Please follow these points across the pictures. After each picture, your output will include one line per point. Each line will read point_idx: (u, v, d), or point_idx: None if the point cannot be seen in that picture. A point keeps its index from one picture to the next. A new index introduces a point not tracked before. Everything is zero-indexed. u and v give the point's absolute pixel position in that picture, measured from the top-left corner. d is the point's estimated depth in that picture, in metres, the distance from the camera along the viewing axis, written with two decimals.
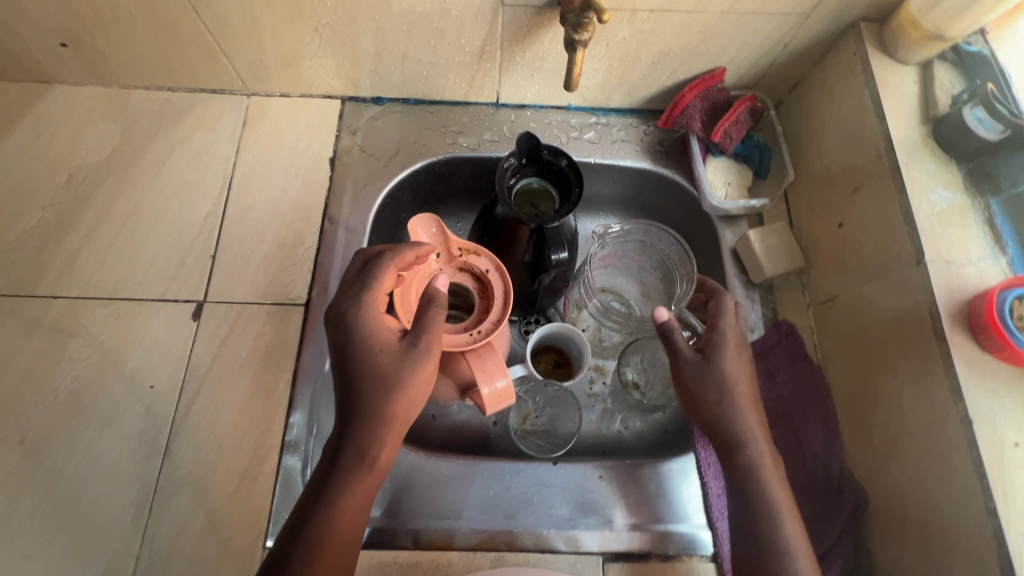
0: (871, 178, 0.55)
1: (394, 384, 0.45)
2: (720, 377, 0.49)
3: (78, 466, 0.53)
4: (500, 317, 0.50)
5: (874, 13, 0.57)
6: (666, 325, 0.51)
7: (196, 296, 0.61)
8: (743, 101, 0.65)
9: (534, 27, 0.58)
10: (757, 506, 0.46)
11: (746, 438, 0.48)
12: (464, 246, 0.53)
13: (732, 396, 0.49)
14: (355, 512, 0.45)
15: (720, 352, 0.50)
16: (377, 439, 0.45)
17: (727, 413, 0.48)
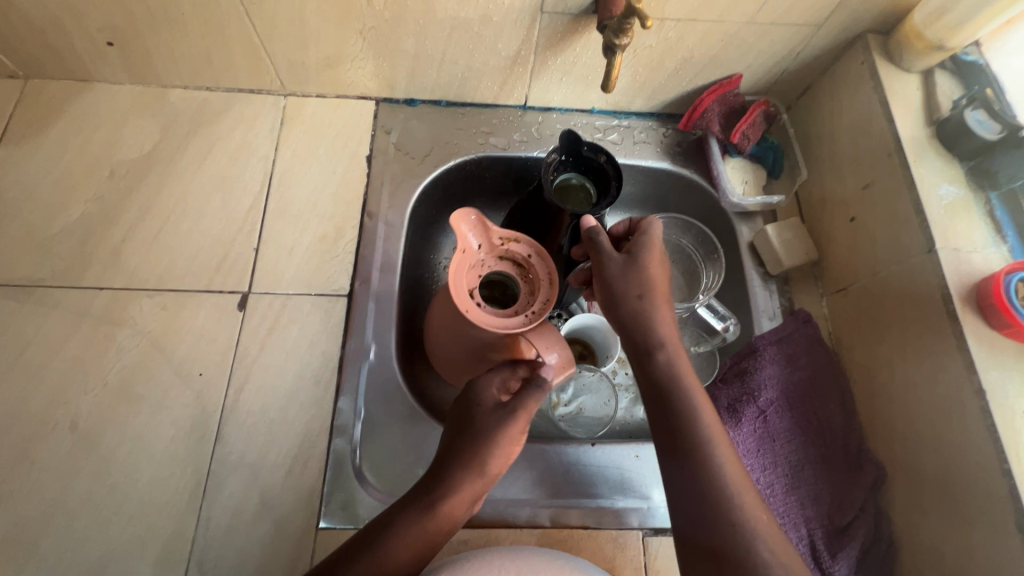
0: (881, 175, 0.60)
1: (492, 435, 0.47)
2: (623, 278, 0.51)
3: (131, 451, 0.54)
4: (551, 297, 0.52)
5: (880, 26, 0.63)
6: (592, 228, 0.52)
7: (241, 287, 0.62)
8: (757, 105, 0.70)
9: (569, 33, 0.62)
10: (674, 402, 0.47)
11: (655, 343, 0.49)
12: (504, 235, 0.54)
13: (652, 291, 0.50)
14: (406, 549, 0.44)
15: (644, 252, 0.52)
16: (454, 487, 0.47)
17: (638, 316, 0.50)
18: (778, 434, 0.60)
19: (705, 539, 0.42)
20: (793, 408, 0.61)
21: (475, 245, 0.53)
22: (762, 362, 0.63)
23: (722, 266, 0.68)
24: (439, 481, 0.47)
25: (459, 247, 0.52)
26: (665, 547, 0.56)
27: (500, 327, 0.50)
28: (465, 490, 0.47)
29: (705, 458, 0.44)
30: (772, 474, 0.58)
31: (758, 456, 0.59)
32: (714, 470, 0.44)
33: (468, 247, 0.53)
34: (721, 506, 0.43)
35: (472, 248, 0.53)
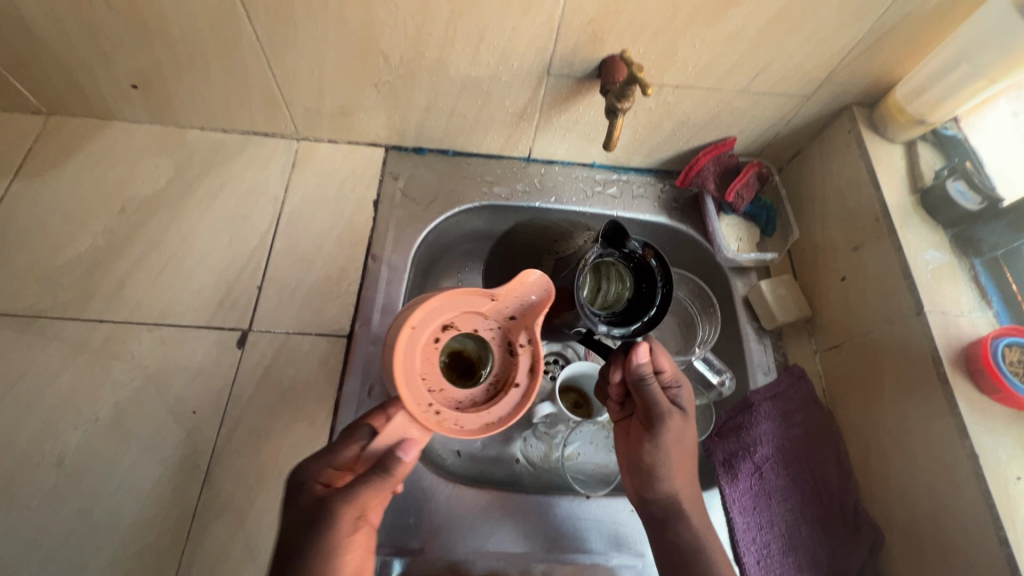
0: (870, 238, 0.63)
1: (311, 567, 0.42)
2: (672, 442, 0.54)
3: (118, 490, 0.53)
4: (465, 430, 0.44)
5: (865, 99, 0.67)
6: (647, 382, 0.52)
7: (241, 325, 0.63)
8: (751, 167, 0.73)
9: (573, 93, 0.66)
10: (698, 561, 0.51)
11: (684, 516, 0.54)
12: (534, 343, 0.47)
13: (687, 457, 0.55)
14: None
15: (685, 416, 0.55)
16: None
17: (674, 489, 0.54)
18: (774, 491, 0.60)
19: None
20: (789, 466, 0.61)
21: (508, 310, 0.48)
22: (757, 418, 0.64)
23: (717, 320, 0.70)
24: None
25: (499, 296, 0.48)
26: None
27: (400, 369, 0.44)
28: None
29: None
30: (768, 533, 0.58)
31: (754, 515, 0.59)
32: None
33: (502, 305, 0.48)
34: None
35: (506, 310, 0.48)
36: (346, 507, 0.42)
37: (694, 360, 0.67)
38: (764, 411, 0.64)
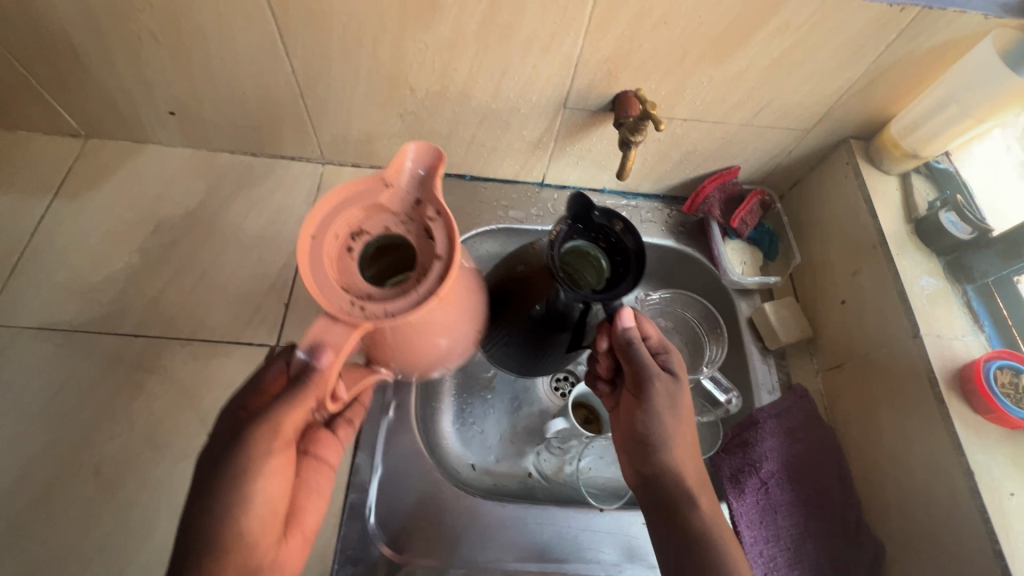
0: (867, 264, 0.66)
1: (223, 490, 0.39)
2: (662, 405, 0.52)
3: (152, 499, 0.56)
4: (397, 318, 0.38)
5: (862, 133, 0.71)
6: (634, 345, 0.52)
7: (270, 341, 0.65)
8: (754, 194, 0.77)
9: (588, 124, 0.70)
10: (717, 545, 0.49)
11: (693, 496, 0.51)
12: (444, 212, 0.41)
13: (683, 419, 0.53)
14: None
15: (675, 378, 0.54)
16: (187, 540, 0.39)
17: (677, 460, 0.52)
18: (780, 506, 0.63)
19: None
20: (794, 482, 0.64)
21: (406, 192, 0.42)
22: (763, 435, 0.66)
23: (724, 342, 0.72)
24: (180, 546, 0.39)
25: (391, 179, 0.42)
26: None
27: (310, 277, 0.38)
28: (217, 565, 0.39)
29: None
30: (775, 546, 0.61)
31: (761, 528, 0.61)
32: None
33: (399, 189, 0.42)
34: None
35: (405, 194, 0.42)
36: (260, 421, 0.41)
37: (702, 377, 0.70)
38: (768, 428, 0.67)
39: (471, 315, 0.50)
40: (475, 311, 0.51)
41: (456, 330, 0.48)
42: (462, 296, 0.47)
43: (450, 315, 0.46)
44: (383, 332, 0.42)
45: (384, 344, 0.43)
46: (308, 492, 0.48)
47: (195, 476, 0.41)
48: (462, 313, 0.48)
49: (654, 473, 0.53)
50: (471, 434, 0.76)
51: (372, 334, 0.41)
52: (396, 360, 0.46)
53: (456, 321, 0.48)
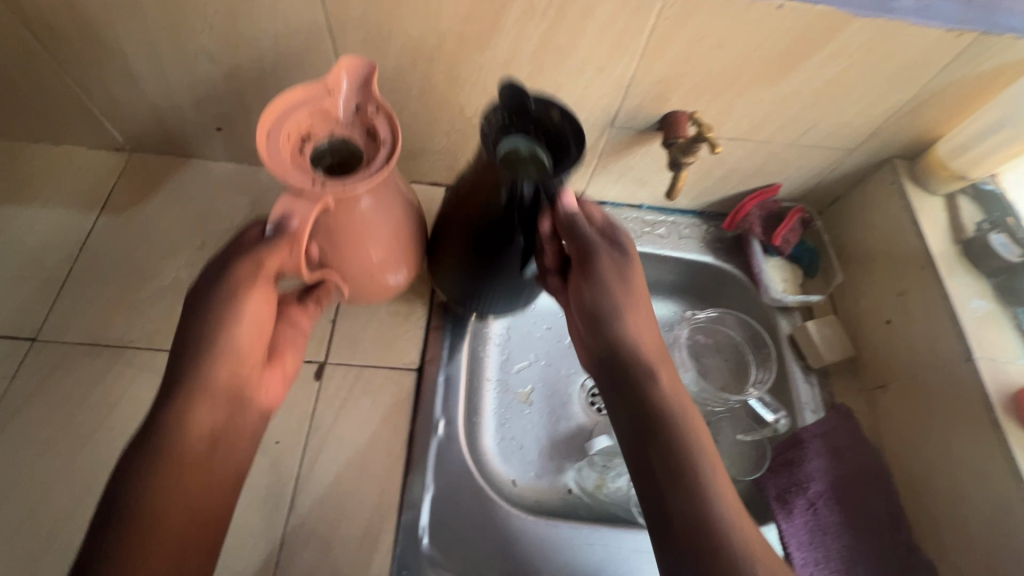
0: (915, 285, 0.67)
1: (218, 306, 0.48)
2: (608, 279, 0.51)
3: None
4: (352, 188, 0.45)
5: (907, 153, 0.71)
6: (574, 220, 0.51)
7: (318, 357, 0.65)
8: (795, 212, 0.77)
9: (634, 142, 0.70)
10: (672, 428, 0.47)
11: (646, 365, 0.50)
12: (381, 107, 0.48)
13: (631, 293, 0.51)
14: (204, 425, 0.47)
15: (624, 254, 0.52)
16: (196, 349, 0.48)
17: (627, 332, 0.51)
18: (829, 527, 0.63)
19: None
20: (841, 503, 0.64)
21: (347, 101, 0.48)
22: (809, 454, 0.66)
23: (774, 363, 0.74)
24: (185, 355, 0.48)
25: (333, 89, 0.47)
26: None
27: (276, 162, 0.44)
28: (219, 366, 0.48)
29: (691, 487, 0.45)
30: (824, 568, 0.61)
31: (811, 550, 0.61)
32: (704, 503, 0.44)
33: (339, 98, 0.48)
34: (715, 548, 0.43)
35: (348, 103, 0.48)
36: (244, 258, 0.48)
37: (749, 400, 0.72)
38: (814, 447, 0.66)
39: (408, 226, 0.56)
40: (412, 225, 0.57)
41: (395, 236, 0.54)
42: (399, 199, 0.53)
43: (393, 218, 0.52)
44: (336, 216, 0.47)
45: (335, 242, 0.50)
46: (288, 343, 0.57)
47: (191, 303, 0.49)
48: (403, 225, 0.54)
49: (607, 347, 0.52)
50: (510, 448, 0.76)
51: (330, 218, 0.47)
52: (346, 259, 0.53)
53: (398, 223, 0.54)
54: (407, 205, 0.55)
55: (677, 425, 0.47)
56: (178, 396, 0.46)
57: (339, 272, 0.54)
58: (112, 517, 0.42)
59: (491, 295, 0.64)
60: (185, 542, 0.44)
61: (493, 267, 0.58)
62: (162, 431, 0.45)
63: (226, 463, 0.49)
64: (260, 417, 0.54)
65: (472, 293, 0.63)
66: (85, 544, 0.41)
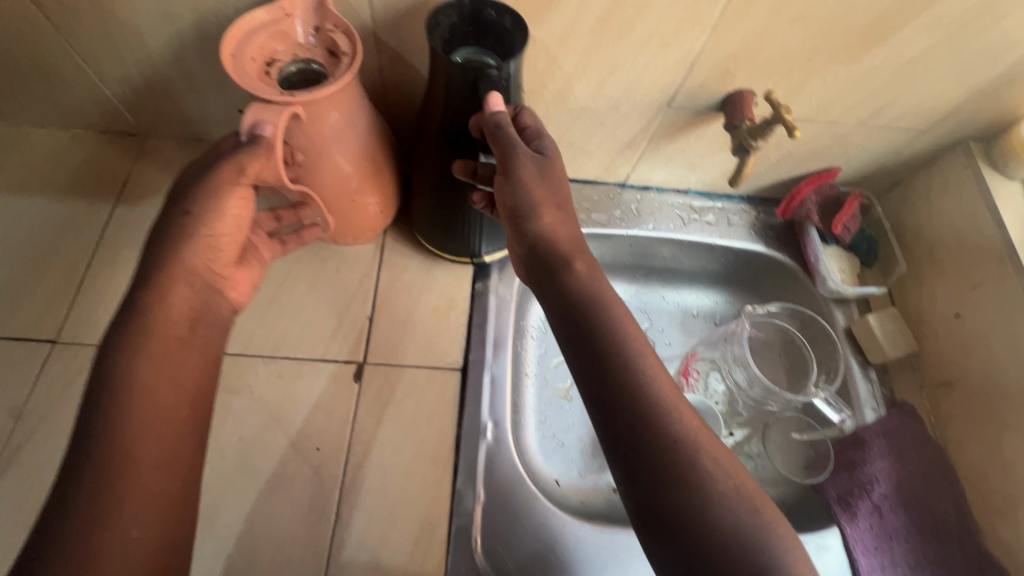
0: (991, 277, 0.63)
1: (197, 199, 0.47)
2: (532, 179, 0.48)
3: (251, 529, 0.53)
4: (317, 95, 0.44)
5: (983, 134, 0.66)
6: (500, 120, 0.47)
7: (356, 358, 0.62)
8: (854, 198, 0.72)
9: (690, 123, 0.65)
10: (608, 326, 0.45)
11: (566, 257, 0.47)
12: (338, 23, 0.48)
13: (554, 193, 0.49)
14: (181, 306, 0.47)
15: (550, 156, 0.49)
16: (179, 238, 0.47)
17: (550, 229, 0.48)
18: (895, 532, 0.60)
19: (639, 473, 0.41)
20: (907, 506, 0.61)
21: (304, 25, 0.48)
22: (872, 455, 0.63)
23: (841, 364, 0.69)
24: (162, 243, 0.47)
25: (291, 10, 0.47)
26: None
27: (242, 80, 0.44)
28: (184, 260, 0.47)
29: (633, 385, 0.43)
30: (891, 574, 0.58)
31: (877, 555, 0.59)
32: (641, 391, 0.43)
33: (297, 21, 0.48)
34: (656, 434, 0.41)
35: (305, 24, 0.48)
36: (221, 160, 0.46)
37: (816, 399, 0.65)
38: (878, 447, 0.63)
39: (380, 148, 0.56)
40: (384, 150, 0.57)
41: (368, 156, 0.55)
42: (367, 117, 0.52)
43: (360, 136, 0.52)
44: (307, 130, 0.47)
45: (309, 160, 0.50)
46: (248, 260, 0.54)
47: (170, 198, 0.48)
48: (370, 149, 0.54)
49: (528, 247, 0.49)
50: (552, 446, 0.73)
51: (299, 133, 0.47)
52: (324, 184, 0.53)
53: (369, 144, 0.54)
54: (376, 127, 0.55)
55: (610, 319, 0.45)
56: (155, 279, 0.46)
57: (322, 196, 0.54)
58: (101, 400, 0.42)
59: (467, 231, 0.63)
60: (177, 421, 0.45)
61: (458, 192, 0.57)
62: (137, 312, 0.45)
63: (208, 346, 0.49)
64: (236, 310, 0.53)
65: (444, 226, 0.62)
66: (76, 425, 0.42)
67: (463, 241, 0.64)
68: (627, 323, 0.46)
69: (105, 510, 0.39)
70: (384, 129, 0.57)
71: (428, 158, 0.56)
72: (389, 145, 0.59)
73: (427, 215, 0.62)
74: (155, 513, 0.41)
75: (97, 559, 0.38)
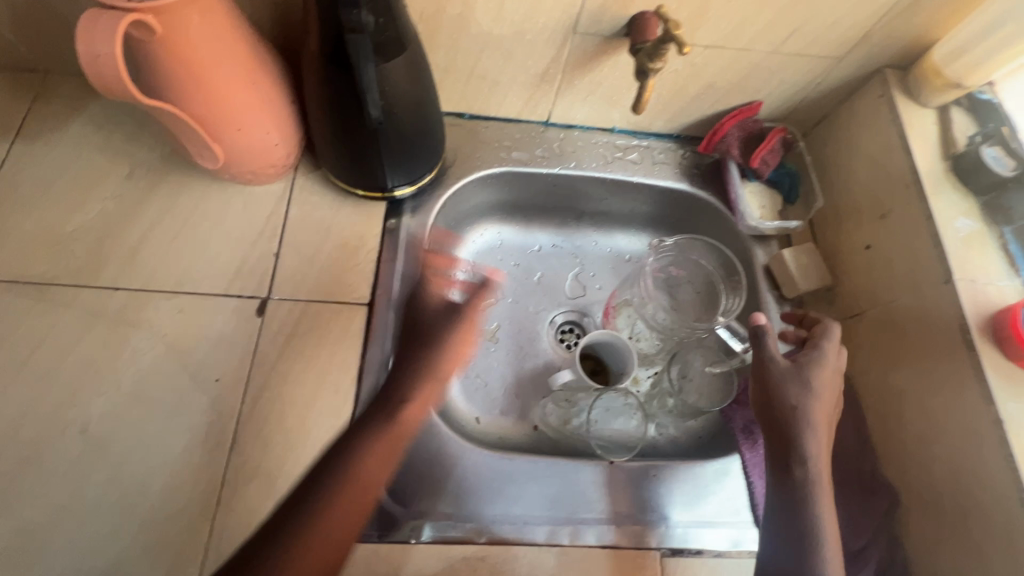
0: (898, 207, 0.62)
1: (441, 336, 0.60)
2: (798, 391, 0.53)
3: (144, 458, 0.53)
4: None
5: (899, 62, 0.65)
6: (762, 327, 0.56)
7: (260, 293, 0.61)
8: (776, 132, 0.71)
9: (600, 53, 0.64)
10: (804, 516, 0.49)
11: (815, 430, 0.52)
12: None
13: (812, 407, 0.53)
14: (416, 414, 0.55)
15: (814, 365, 0.55)
16: (415, 381, 0.56)
17: (799, 433, 0.52)
18: None
19: None
20: None
21: None
22: None
23: (744, 291, 0.70)
24: (415, 361, 0.58)
25: None
26: (683, 566, 0.54)
27: None
28: (433, 377, 0.57)
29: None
30: None
31: None
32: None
33: None
34: None
35: None
36: (464, 312, 0.62)
37: (718, 328, 0.71)
38: None
39: (266, 73, 0.54)
40: (271, 75, 0.55)
41: (252, 82, 0.52)
42: (243, 37, 0.51)
43: (237, 58, 0.50)
44: (169, 47, 0.45)
45: (181, 86, 0.48)
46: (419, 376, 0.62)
47: (435, 331, 0.60)
48: (256, 75, 0.53)
49: (769, 434, 0.54)
50: (474, 386, 0.73)
51: (161, 50, 0.45)
52: (206, 111, 0.51)
53: (249, 66, 0.52)
54: (257, 49, 0.53)
55: (812, 513, 0.49)
56: (407, 376, 0.57)
57: (207, 129, 0.52)
58: (326, 478, 0.49)
59: (371, 165, 0.61)
60: (354, 530, 0.48)
61: (349, 122, 0.55)
62: (389, 415, 0.53)
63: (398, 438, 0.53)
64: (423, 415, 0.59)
65: (346, 160, 0.61)
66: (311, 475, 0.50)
67: (368, 176, 0.63)
68: (829, 527, 0.50)
69: (291, 543, 0.46)
70: (275, 56, 0.56)
71: (310, 81, 0.54)
72: (285, 72, 0.57)
73: (328, 147, 0.61)
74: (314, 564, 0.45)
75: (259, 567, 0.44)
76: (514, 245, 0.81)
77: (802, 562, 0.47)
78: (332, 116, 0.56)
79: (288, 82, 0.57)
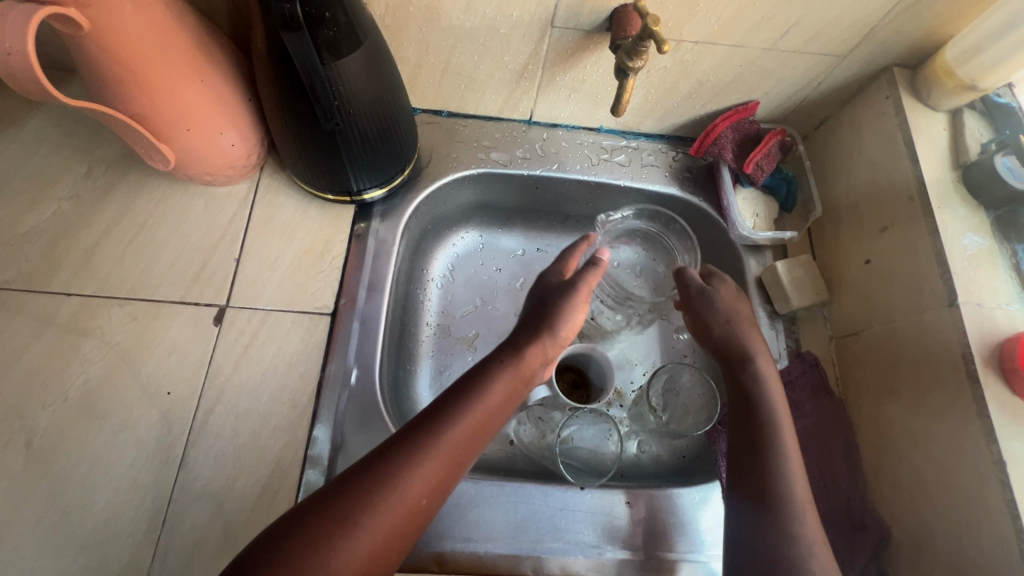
0: (900, 219, 0.58)
1: (568, 302, 0.56)
2: (721, 302, 0.59)
3: (90, 473, 0.51)
4: None
5: (908, 60, 0.60)
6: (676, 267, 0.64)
7: (218, 301, 0.59)
8: (774, 134, 0.66)
9: (581, 49, 0.59)
10: (769, 438, 0.50)
11: (751, 335, 0.58)
12: None
13: (738, 317, 0.59)
14: (537, 363, 0.52)
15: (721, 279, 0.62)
16: (566, 319, 0.56)
17: (733, 337, 0.58)
18: None
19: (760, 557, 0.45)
20: None
21: None
22: None
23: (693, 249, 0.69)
24: (533, 322, 0.55)
25: None
26: None
27: None
28: (551, 339, 0.54)
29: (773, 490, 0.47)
30: None
31: None
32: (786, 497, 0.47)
33: None
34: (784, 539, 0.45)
35: None
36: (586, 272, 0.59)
37: None
38: None
39: (215, 68, 0.51)
40: (225, 78, 0.52)
41: (199, 78, 0.49)
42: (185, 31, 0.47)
43: (180, 53, 0.47)
44: (99, 42, 0.42)
45: (118, 82, 0.45)
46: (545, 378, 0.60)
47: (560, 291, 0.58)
48: (203, 71, 0.49)
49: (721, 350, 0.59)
50: None
51: (92, 45, 0.42)
52: (150, 110, 0.47)
53: (199, 67, 0.49)
54: (209, 51, 0.50)
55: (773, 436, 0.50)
56: (531, 336, 0.54)
57: (154, 130, 0.49)
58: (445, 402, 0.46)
59: (334, 167, 0.58)
60: (459, 470, 0.44)
61: (306, 122, 0.52)
62: (507, 355, 0.51)
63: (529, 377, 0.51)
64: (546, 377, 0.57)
65: (308, 162, 0.57)
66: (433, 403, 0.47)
67: (332, 178, 0.59)
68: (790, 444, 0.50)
69: (408, 460, 0.42)
70: (226, 51, 0.52)
71: (263, 80, 0.51)
72: (241, 70, 0.54)
73: (286, 147, 0.57)
74: (418, 492, 0.41)
75: (376, 497, 0.40)
76: (495, 248, 0.77)
77: (764, 475, 0.48)
78: (286, 115, 0.52)
79: (242, 80, 0.54)
